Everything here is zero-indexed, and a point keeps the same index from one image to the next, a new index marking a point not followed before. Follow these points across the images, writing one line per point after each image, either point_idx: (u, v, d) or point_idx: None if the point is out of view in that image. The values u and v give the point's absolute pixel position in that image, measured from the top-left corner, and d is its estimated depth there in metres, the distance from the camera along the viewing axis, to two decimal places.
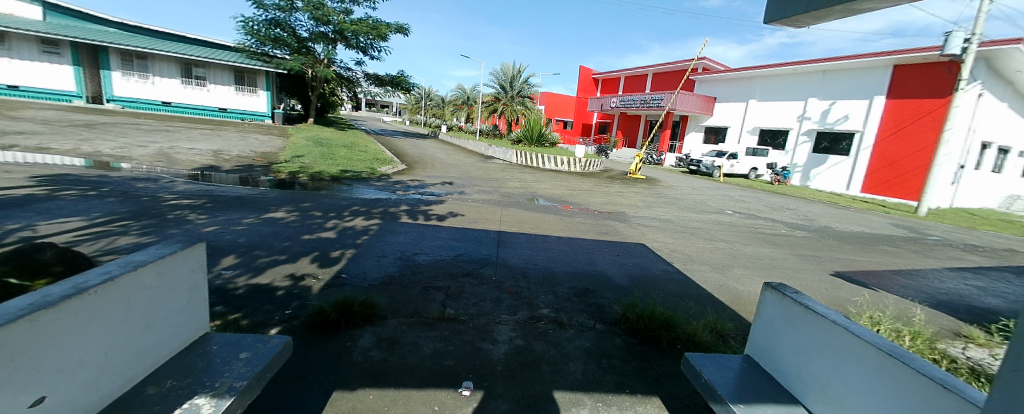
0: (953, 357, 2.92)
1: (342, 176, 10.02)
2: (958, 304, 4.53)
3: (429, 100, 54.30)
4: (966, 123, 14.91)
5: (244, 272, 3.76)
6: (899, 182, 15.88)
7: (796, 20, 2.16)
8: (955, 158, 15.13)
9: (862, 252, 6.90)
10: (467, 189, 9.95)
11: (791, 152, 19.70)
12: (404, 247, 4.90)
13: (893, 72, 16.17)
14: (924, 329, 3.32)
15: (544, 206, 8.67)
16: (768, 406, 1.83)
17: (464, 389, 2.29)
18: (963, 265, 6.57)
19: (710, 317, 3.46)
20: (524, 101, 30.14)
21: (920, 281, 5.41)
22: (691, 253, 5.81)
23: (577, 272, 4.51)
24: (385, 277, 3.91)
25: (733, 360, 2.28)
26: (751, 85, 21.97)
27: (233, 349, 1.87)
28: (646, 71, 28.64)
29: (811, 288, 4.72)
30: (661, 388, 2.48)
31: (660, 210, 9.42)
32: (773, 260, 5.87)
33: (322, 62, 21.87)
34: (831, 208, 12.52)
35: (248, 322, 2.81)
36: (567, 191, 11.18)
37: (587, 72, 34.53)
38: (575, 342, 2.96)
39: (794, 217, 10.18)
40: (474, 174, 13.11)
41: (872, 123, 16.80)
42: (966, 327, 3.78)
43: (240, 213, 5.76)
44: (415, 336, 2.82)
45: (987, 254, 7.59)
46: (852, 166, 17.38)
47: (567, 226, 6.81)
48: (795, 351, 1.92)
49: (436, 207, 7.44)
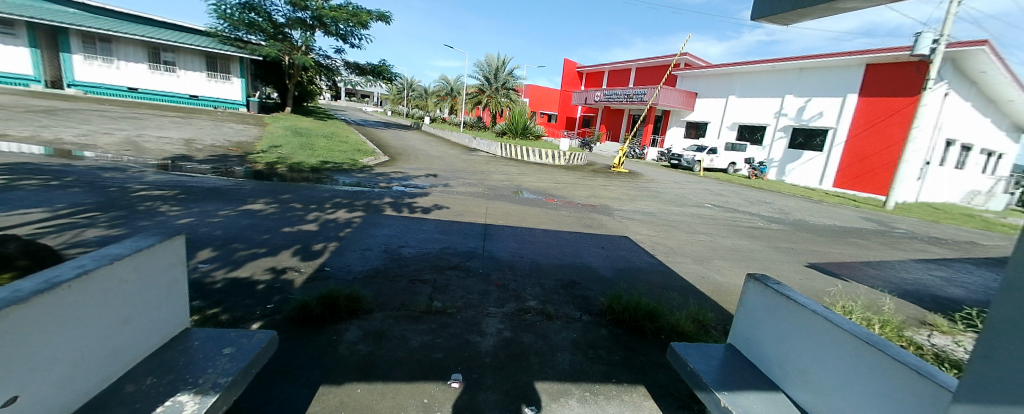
0: (919, 344, 3.09)
1: (322, 167, 9.79)
2: (923, 293, 4.79)
3: (411, 90, 53.13)
4: (933, 120, 15.62)
5: (222, 265, 3.64)
6: (868, 178, 16.66)
7: (782, 18, 2.20)
8: (921, 154, 15.86)
9: (835, 244, 7.19)
10: (452, 181, 9.85)
11: (767, 147, 20.31)
12: (388, 240, 4.82)
13: (866, 71, 16.77)
14: (893, 319, 3.50)
15: (529, 198, 8.69)
16: (751, 394, 1.91)
17: (452, 382, 2.29)
18: (928, 256, 6.94)
19: (693, 308, 3.54)
20: (509, 93, 29.73)
21: (889, 271, 5.69)
22: (673, 246, 5.93)
23: (563, 265, 4.54)
24: (370, 270, 3.85)
25: (716, 349, 2.35)
26: (731, 82, 22.36)
27: (216, 345, 1.80)
28: (631, 65, 28.78)
29: (787, 279, 4.90)
30: (647, 377, 2.55)
31: (643, 203, 9.59)
32: (751, 252, 6.07)
33: (299, 49, 21.05)
34: (804, 202, 13.00)
35: (228, 317, 2.73)
36: (552, 184, 11.24)
37: (571, 66, 34.43)
38: (562, 333, 2.99)
39: (771, 210, 10.52)
40: (458, 166, 12.99)
41: (846, 120, 17.42)
42: (931, 315, 4.00)
43: (216, 205, 5.56)
44: (402, 329, 2.80)
45: (949, 246, 8.06)
46: (825, 161, 18.07)
47: (553, 219, 6.85)
48: (776, 339, 2.00)
49: (420, 199, 7.34)
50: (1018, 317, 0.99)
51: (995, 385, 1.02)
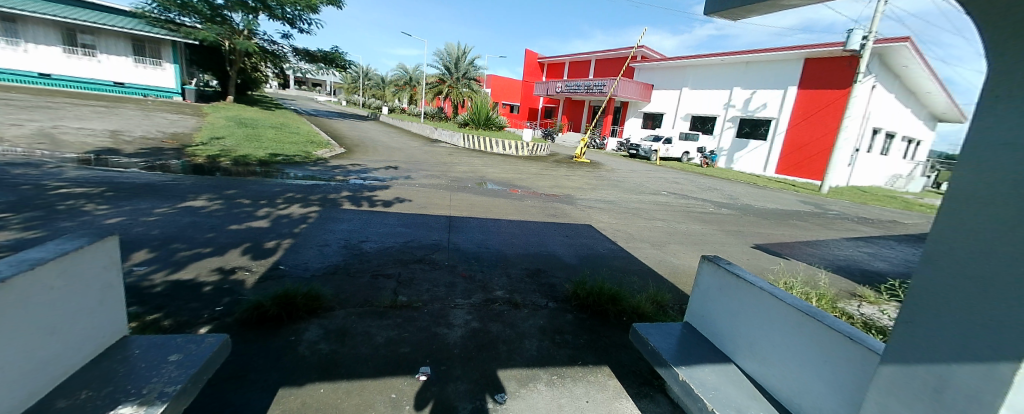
0: (850, 313, 3.42)
1: (272, 160, 9.21)
2: (853, 268, 5.31)
3: (367, 79, 50.90)
4: (861, 111, 17.19)
5: (162, 267, 3.34)
6: (806, 164, 18.12)
7: (731, 13, 2.31)
8: (852, 142, 17.42)
9: (778, 226, 7.79)
10: (413, 173, 9.62)
11: (717, 137, 21.51)
12: (347, 235, 4.64)
13: (804, 65, 18.14)
14: (829, 292, 3.85)
15: (493, 189, 8.67)
16: (706, 367, 2.04)
17: (421, 375, 2.26)
18: (856, 235, 7.68)
19: (653, 291, 3.71)
20: (470, 83, 29.21)
21: (825, 249, 6.25)
22: (633, 232, 6.17)
23: (528, 254, 4.58)
24: (329, 267, 3.69)
25: (674, 327, 2.47)
26: (684, 74, 23.33)
27: (161, 352, 1.66)
28: (590, 57, 29.27)
29: (737, 259, 5.26)
30: (611, 358, 2.65)
31: (605, 192, 9.86)
32: (704, 235, 6.44)
33: (241, 34, 19.49)
34: (751, 188, 13.94)
35: (171, 322, 2.52)
36: (516, 174, 11.27)
37: (532, 57, 34.44)
38: (530, 320, 3.03)
39: (721, 196, 11.19)
40: (419, 158, 12.68)
41: (786, 111, 18.77)
42: (861, 288, 4.45)
43: (152, 202, 5.09)
44: (366, 326, 2.72)
45: (874, 225, 8.96)
46: (769, 150, 19.43)
47: (519, 210, 6.89)
48: (728, 315, 2.15)
49: (381, 192, 7.12)
50: (938, 288, 1.17)
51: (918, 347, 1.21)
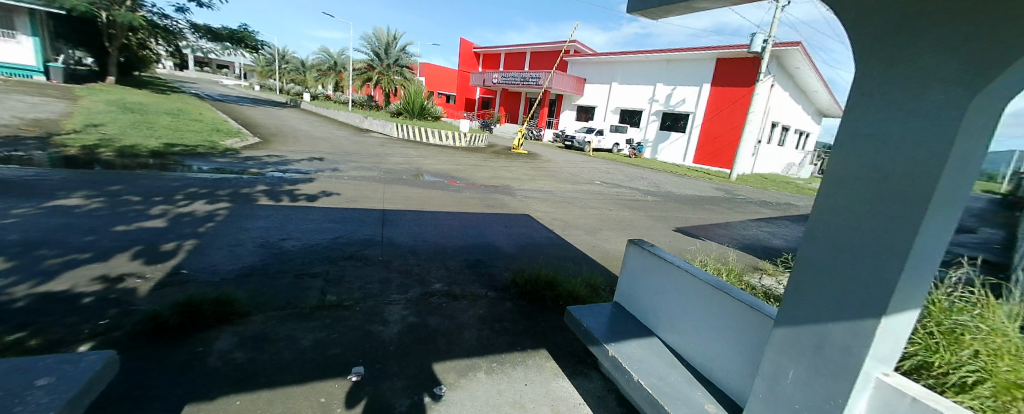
0: (753, 285, 3.88)
1: (169, 152, 8.05)
2: (757, 246, 6.05)
3: (285, 63, 46.36)
4: (762, 107, 19.48)
5: (23, 279, 2.77)
6: (718, 155, 20.19)
7: (650, 13, 2.47)
8: (755, 134, 19.72)
9: (696, 211, 8.58)
10: (342, 165, 9.02)
11: (643, 129, 23.08)
12: (266, 233, 4.22)
13: (716, 64, 20.06)
14: (737, 267, 4.34)
15: (430, 181, 8.45)
16: (634, 342, 2.20)
17: (354, 375, 2.15)
18: (759, 216, 8.74)
19: (587, 275, 3.89)
20: (402, 70, 27.81)
21: (734, 230, 7.04)
22: (569, 220, 6.40)
23: (466, 246, 4.55)
24: (245, 269, 3.33)
25: (605, 307, 2.62)
26: (613, 69, 24.56)
27: (24, 377, 1.38)
28: (525, 49, 29.57)
29: (662, 242, 5.71)
30: (549, 341, 2.74)
31: (542, 182, 10.10)
32: (633, 221, 6.89)
33: (122, 4, 16.62)
34: (672, 176, 15.20)
35: (38, 343, 2.11)
36: (454, 166, 11.09)
37: (467, 46, 33.88)
38: (469, 311, 3.02)
39: (647, 184, 12.05)
40: (349, 149, 11.91)
41: (702, 106, 20.67)
42: (762, 262, 5.08)
43: (4, 202, 4.18)
44: (289, 329, 2.50)
45: (772, 208, 10.27)
46: (687, 141, 21.30)
47: (457, 201, 6.79)
48: (652, 293, 2.33)
49: (305, 186, 6.58)
50: (818, 261, 1.42)
51: (804, 310, 1.46)
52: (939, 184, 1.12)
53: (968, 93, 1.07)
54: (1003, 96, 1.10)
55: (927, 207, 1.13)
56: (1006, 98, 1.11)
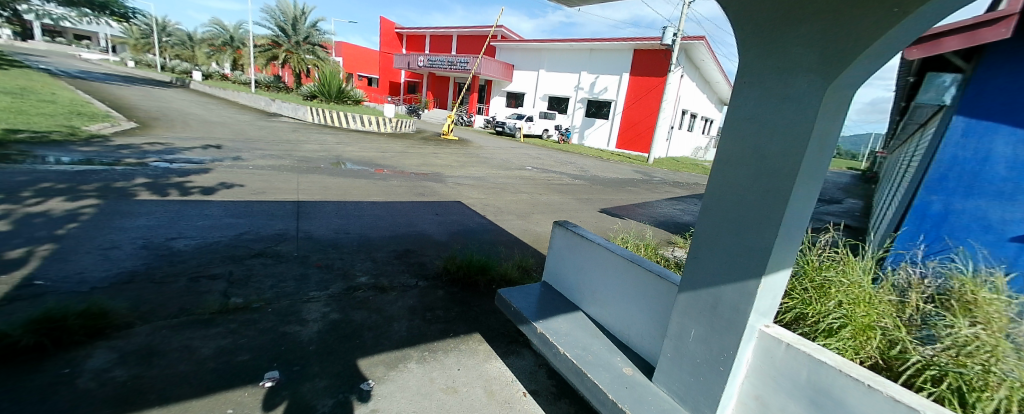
0: (667, 258, 4.27)
1: (6, 139, 6.49)
2: (670, 222, 6.66)
3: (168, 35, 39.63)
4: (674, 96, 21.28)
5: None
6: (638, 140, 21.74)
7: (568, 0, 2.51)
8: (668, 121, 21.54)
9: (618, 192, 9.18)
10: (246, 153, 8.05)
11: (571, 116, 23.96)
12: (151, 232, 3.64)
13: (634, 55, 21.38)
14: (653, 243, 4.73)
15: (353, 170, 7.92)
16: (560, 317, 2.31)
17: (267, 381, 1.96)
18: (672, 196, 9.62)
19: (519, 258, 3.98)
20: (314, 49, 24.82)
21: (651, 209, 7.67)
22: (501, 206, 6.46)
23: (395, 236, 4.37)
24: (124, 275, 2.84)
25: (534, 287, 2.70)
26: (540, 56, 24.96)
27: None
28: (452, 32, 28.74)
29: (588, 223, 6.03)
30: (481, 325, 2.76)
31: (473, 169, 10.02)
32: (562, 204, 7.16)
33: None
34: (597, 160, 16.06)
35: None
36: (379, 153, 10.50)
37: (389, 26, 31.94)
38: (398, 302, 2.92)
39: (575, 169, 12.58)
40: (255, 135, 10.65)
41: (622, 94, 21.98)
42: (674, 237, 5.61)
43: None
44: (185, 339, 2.21)
45: (683, 187, 11.37)
46: (610, 127, 22.59)
47: (384, 190, 6.47)
48: (577, 271, 2.45)
49: (200, 177, 5.76)
50: (711, 232, 1.60)
51: (701, 273, 1.64)
52: (803, 161, 1.31)
53: (824, 82, 1.24)
54: (849, 84, 1.30)
55: (794, 181, 1.32)
56: (848, 87, 1.32)
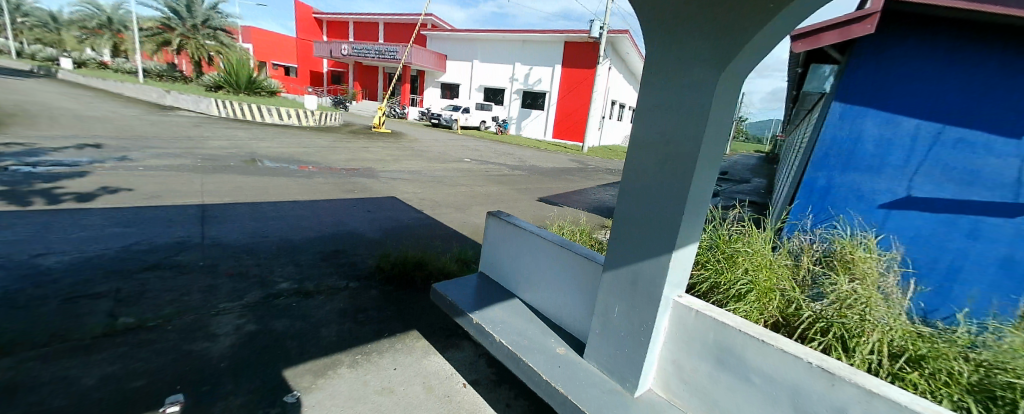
0: (598, 240, 4.51)
1: None
2: (602, 207, 7.03)
3: (20, 14, 32.77)
4: (603, 87, 22.29)
5: None
6: (572, 130, 22.52)
7: None
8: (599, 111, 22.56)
9: (555, 181, 9.46)
10: (135, 153, 6.99)
11: (507, 107, 24.10)
12: (7, 249, 3.03)
13: (565, 47, 22.00)
14: (586, 227, 4.97)
15: (273, 168, 7.24)
16: (497, 306, 2.34)
17: (170, 406, 1.74)
18: (604, 182, 10.13)
19: (457, 251, 3.94)
20: (216, 34, 21.88)
21: (585, 196, 8.01)
22: (437, 199, 6.33)
23: (322, 236, 4.10)
24: None
25: (471, 279, 2.70)
26: (473, 47, 24.67)
27: None
28: (377, 19, 27.33)
29: (526, 212, 6.15)
30: (419, 321, 2.71)
31: (408, 163, 9.68)
32: (501, 195, 7.21)
33: None
34: (535, 151, 16.37)
35: None
36: (302, 149, 9.72)
37: (306, 10, 29.48)
38: (326, 307, 2.75)
39: (513, 160, 12.70)
40: (148, 132, 9.28)
41: (556, 85, 22.55)
42: (606, 221, 5.92)
43: None
44: (58, 370, 1.88)
45: (615, 174, 12.02)
46: (546, 118, 23.12)
47: (308, 188, 6.02)
48: (512, 260, 2.50)
49: (74, 182, 4.90)
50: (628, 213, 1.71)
51: (621, 252, 1.75)
52: (702, 144, 1.44)
53: (716, 72, 1.38)
54: (737, 74, 1.45)
55: (695, 163, 1.46)
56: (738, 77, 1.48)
